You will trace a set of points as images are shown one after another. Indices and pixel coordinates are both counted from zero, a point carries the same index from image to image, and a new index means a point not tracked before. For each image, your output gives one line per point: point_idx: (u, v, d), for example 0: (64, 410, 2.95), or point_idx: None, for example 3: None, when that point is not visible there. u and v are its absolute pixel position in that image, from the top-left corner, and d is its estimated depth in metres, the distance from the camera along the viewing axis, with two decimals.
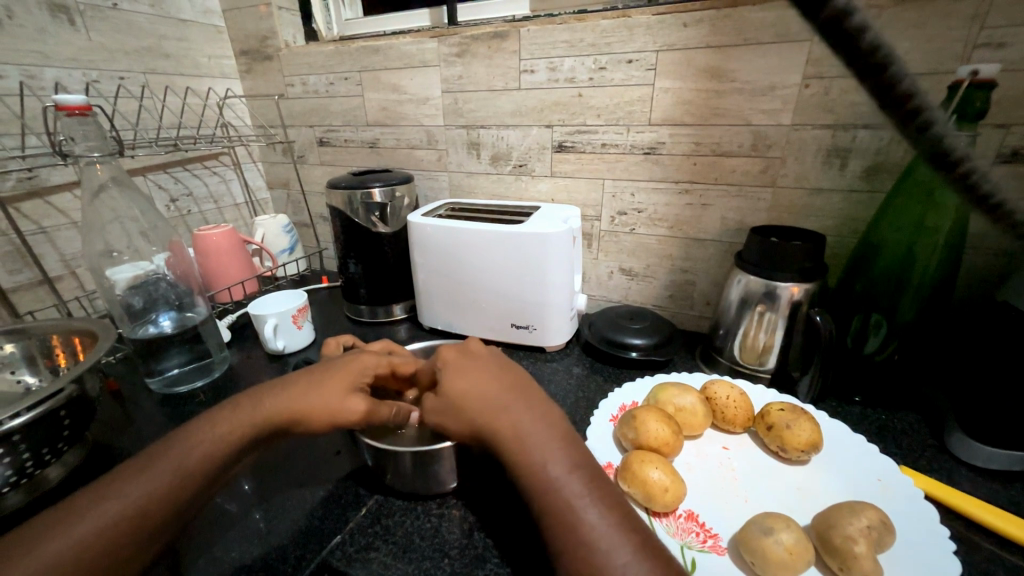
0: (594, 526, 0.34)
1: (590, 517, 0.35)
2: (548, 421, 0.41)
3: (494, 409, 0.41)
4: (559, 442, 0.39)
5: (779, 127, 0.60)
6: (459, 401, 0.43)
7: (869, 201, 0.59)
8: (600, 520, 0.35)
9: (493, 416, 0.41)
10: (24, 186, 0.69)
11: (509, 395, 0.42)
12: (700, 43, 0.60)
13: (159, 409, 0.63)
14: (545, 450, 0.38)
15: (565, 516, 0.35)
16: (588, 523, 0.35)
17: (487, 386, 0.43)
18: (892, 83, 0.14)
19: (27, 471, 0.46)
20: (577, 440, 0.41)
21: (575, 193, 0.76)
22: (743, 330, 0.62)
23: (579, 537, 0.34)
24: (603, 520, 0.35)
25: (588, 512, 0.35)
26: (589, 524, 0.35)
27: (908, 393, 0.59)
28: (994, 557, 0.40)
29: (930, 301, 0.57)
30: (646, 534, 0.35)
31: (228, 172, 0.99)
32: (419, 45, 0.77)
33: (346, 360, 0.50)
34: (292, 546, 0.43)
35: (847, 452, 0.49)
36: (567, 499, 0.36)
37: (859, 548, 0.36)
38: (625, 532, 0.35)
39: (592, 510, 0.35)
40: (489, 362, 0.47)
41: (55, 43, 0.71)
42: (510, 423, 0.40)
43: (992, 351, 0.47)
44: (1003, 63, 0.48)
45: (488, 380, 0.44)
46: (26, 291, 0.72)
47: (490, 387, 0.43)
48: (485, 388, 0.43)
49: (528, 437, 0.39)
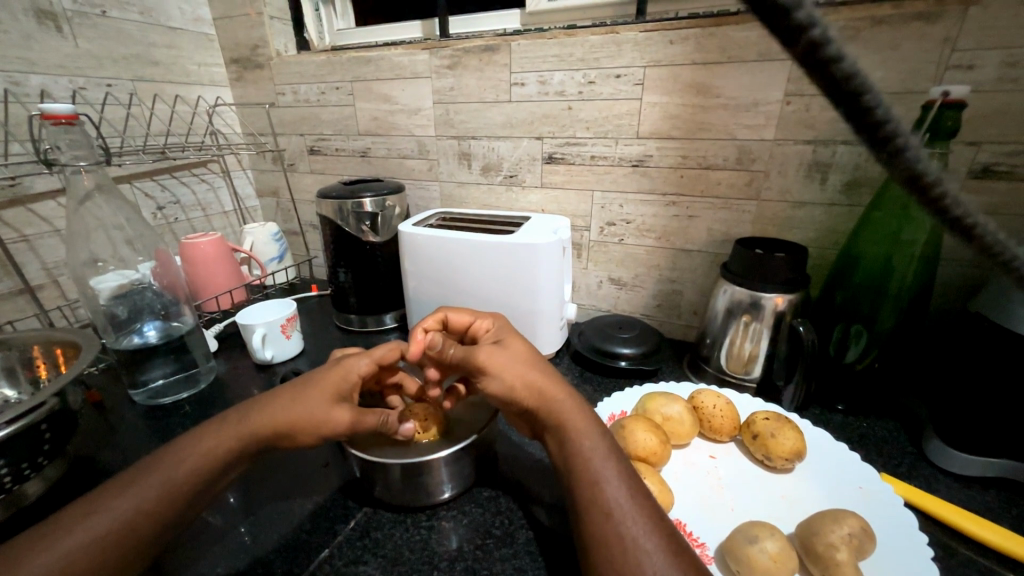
0: (622, 500, 0.37)
1: (615, 492, 0.37)
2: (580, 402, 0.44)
3: (536, 379, 0.44)
4: (588, 420, 0.42)
5: (762, 142, 0.61)
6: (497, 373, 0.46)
7: (848, 214, 0.61)
8: (626, 498, 0.37)
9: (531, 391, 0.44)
10: (6, 193, 0.68)
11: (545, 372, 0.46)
12: (686, 60, 0.61)
13: (142, 421, 0.62)
14: (580, 425, 0.42)
15: (595, 482, 0.38)
16: (613, 497, 0.37)
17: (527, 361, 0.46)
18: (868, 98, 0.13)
19: (5, 487, 0.45)
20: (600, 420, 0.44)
21: (564, 203, 0.77)
22: (729, 340, 0.63)
23: (608, 511, 0.36)
24: (629, 500, 0.37)
25: (615, 487, 0.37)
26: (616, 500, 0.37)
27: (887, 400, 0.61)
28: (969, 562, 0.41)
29: (908, 311, 0.58)
30: (658, 518, 0.36)
31: (217, 179, 0.98)
32: (410, 56, 0.78)
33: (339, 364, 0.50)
34: (279, 560, 0.43)
35: (830, 460, 0.50)
36: (598, 473, 0.38)
37: (841, 555, 0.37)
38: (646, 510, 0.36)
39: (619, 488, 0.37)
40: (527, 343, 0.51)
41: (41, 49, 0.70)
42: (553, 395, 0.44)
43: (963, 357, 0.48)
44: (972, 84, 0.50)
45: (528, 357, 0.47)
46: (6, 300, 0.70)
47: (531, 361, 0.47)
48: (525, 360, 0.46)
49: (565, 408, 0.43)
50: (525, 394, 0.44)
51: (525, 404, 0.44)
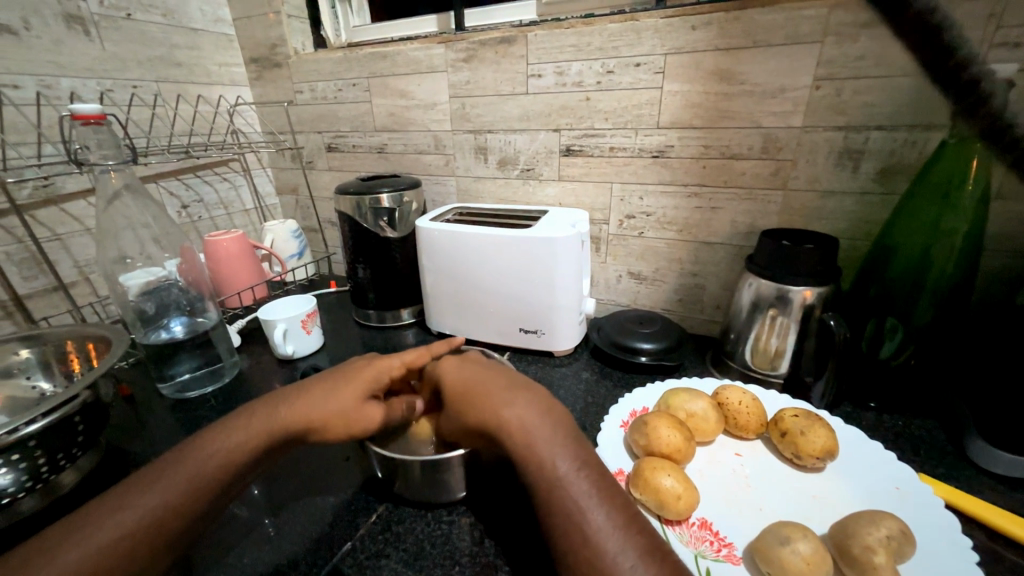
0: (597, 529, 0.34)
1: (596, 518, 0.35)
2: (557, 422, 0.41)
3: (504, 407, 0.42)
4: (566, 441, 0.39)
5: (790, 130, 0.59)
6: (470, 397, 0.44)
7: (882, 203, 0.59)
8: (607, 523, 0.35)
9: (501, 412, 0.41)
10: (40, 193, 0.70)
11: (516, 394, 0.43)
12: (709, 45, 0.59)
13: (170, 414, 0.64)
14: (552, 449, 0.38)
15: (565, 515, 0.35)
16: (592, 524, 0.34)
17: (502, 389, 0.44)
18: None
19: (42, 476, 0.47)
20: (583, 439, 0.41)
21: (583, 197, 0.75)
22: (754, 335, 0.61)
23: (586, 540, 0.34)
24: (617, 524, 0.35)
25: (595, 514, 0.35)
26: (595, 526, 0.34)
27: (925, 400, 0.58)
28: (1019, 568, 0.39)
29: (946, 303, 0.55)
30: (659, 540, 0.35)
31: (238, 178, 1.00)
32: (426, 50, 0.78)
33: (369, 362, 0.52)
34: (302, 553, 0.43)
35: (863, 460, 0.48)
36: (574, 497, 0.36)
37: (879, 558, 0.35)
38: (636, 535, 0.34)
39: (599, 512, 0.35)
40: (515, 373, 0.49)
41: (71, 53, 0.72)
42: (515, 420, 0.40)
43: (1015, 352, 0.45)
44: (1021, 62, 0.47)
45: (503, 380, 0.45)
46: (42, 297, 0.73)
47: (506, 388, 0.44)
48: (500, 388, 0.44)
49: (534, 438, 0.39)
50: (492, 424, 0.41)
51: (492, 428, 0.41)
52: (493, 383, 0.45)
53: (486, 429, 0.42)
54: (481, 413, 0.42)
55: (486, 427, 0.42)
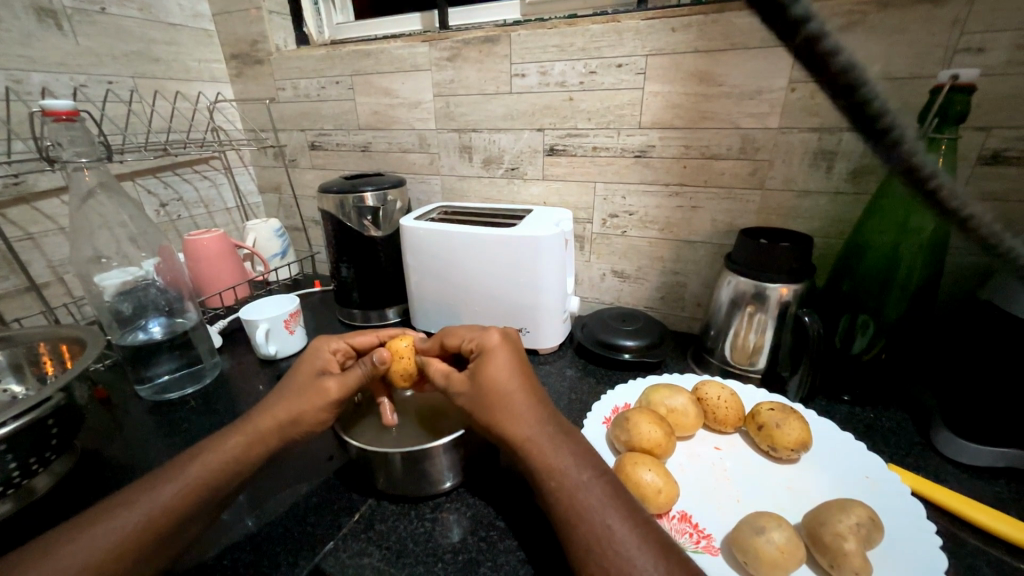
0: (611, 527, 0.37)
1: (606, 520, 0.37)
2: (558, 427, 0.43)
3: (518, 412, 0.43)
4: (566, 442, 0.42)
5: (767, 131, 0.61)
6: (477, 398, 0.44)
7: (854, 202, 0.60)
8: (616, 522, 0.37)
9: (512, 418, 0.42)
10: (10, 191, 0.68)
11: (525, 395, 0.44)
12: (689, 48, 0.60)
13: (149, 416, 0.63)
14: (562, 456, 0.41)
15: (577, 517, 0.38)
16: (604, 525, 0.37)
17: (510, 383, 0.45)
18: (854, 87, 0.13)
19: (14, 481, 0.46)
20: (579, 437, 0.44)
21: (567, 196, 0.76)
22: (733, 332, 0.62)
23: (598, 542, 0.36)
24: (618, 521, 0.37)
25: (602, 516, 0.37)
26: (605, 527, 0.37)
27: (895, 392, 0.60)
28: (978, 553, 0.41)
29: (915, 300, 0.57)
30: (656, 534, 0.37)
31: (219, 176, 0.99)
32: (410, 49, 0.77)
33: (310, 352, 0.52)
34: (284, 553, 0.43)
35: (835, 451, 0.50)
36: (585, 502, 0.38)
37: (848, 545, 0.37)
38: (636, 528, 0.37)
39: (607, 515, 0.37)
40: (523, 356, 0.48)
41: (42, 47, 0.70)
42: (528, 429, 0.42)
43: (984, 353, 0.47)
44: (983, 67, 0.49)
45: (515, 375, 0.45)
46: (13, 299, 0.71)
47: (517, 386, 0.44)
48: (512, 386, 0.44)
49: (546, 445, 0.41)
50: (505, 430, 0.42)
51: (506, 431, 0.42)
52: (501, 378, 0.44)
53: (498, 433, 0.43)
54: (490, 414, 0.43)
55: (498, 430, 0.43)
